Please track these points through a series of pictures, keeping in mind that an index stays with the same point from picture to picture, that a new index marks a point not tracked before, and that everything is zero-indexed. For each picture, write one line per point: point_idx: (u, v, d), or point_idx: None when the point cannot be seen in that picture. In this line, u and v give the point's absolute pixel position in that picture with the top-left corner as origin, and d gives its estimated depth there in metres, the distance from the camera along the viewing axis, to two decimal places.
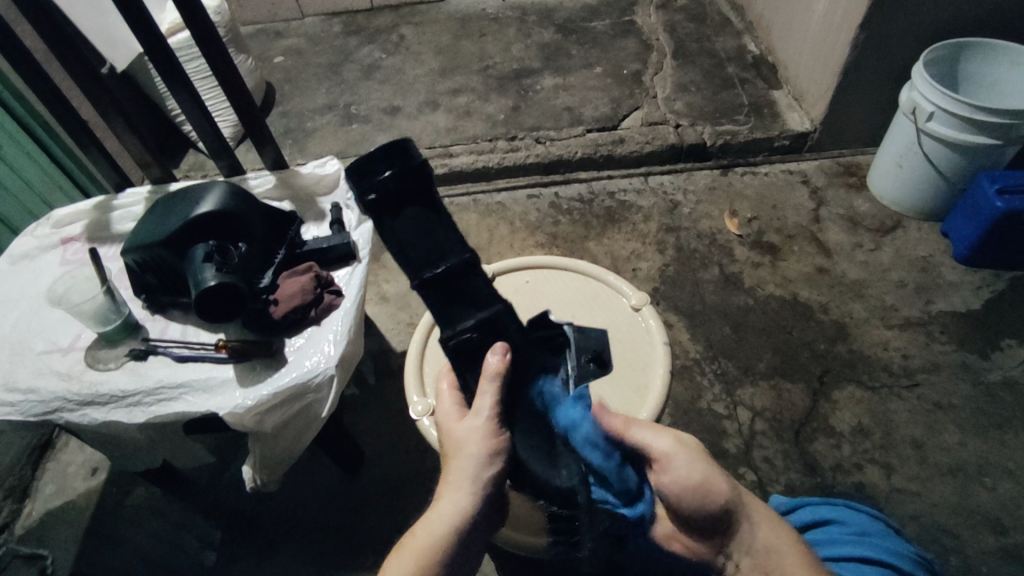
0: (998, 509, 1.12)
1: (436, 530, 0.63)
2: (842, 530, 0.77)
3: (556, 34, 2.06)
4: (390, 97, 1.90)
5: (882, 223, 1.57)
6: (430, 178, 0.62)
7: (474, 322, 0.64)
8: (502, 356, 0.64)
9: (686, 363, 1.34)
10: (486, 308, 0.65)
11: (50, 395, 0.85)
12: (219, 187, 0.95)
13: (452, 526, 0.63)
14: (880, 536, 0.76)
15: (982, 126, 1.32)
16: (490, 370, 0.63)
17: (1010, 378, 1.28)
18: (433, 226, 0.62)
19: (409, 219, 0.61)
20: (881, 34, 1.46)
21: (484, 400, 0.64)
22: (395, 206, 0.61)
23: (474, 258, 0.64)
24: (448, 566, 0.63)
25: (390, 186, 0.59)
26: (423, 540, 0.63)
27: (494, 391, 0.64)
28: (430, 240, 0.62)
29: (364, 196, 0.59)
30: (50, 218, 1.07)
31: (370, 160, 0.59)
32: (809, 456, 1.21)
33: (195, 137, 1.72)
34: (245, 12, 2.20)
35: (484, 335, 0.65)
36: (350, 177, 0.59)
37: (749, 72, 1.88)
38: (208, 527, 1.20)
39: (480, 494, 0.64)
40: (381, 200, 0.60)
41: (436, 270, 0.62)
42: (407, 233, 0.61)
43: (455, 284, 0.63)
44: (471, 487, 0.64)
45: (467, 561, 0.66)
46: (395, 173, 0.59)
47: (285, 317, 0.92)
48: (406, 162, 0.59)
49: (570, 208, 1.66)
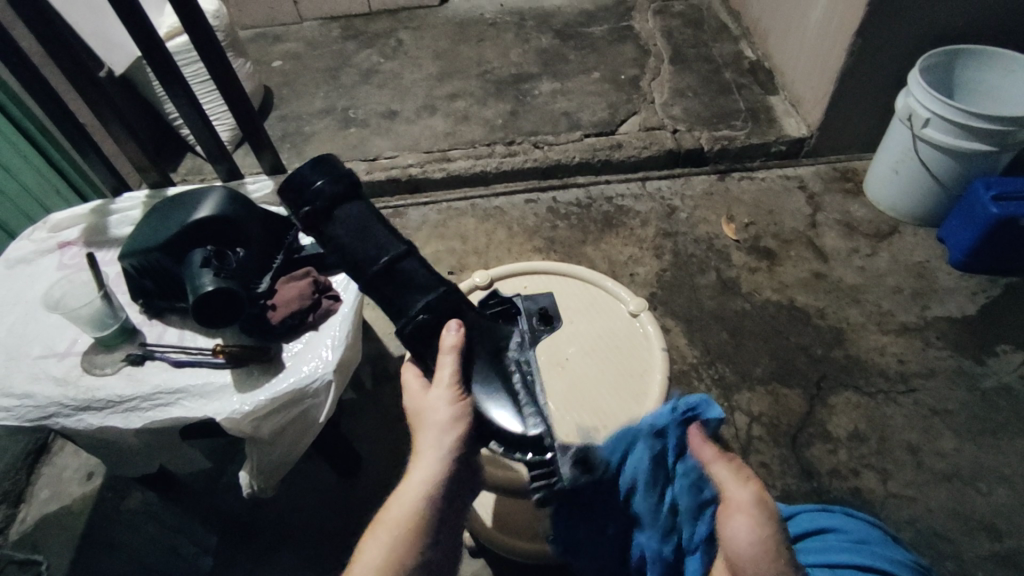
0: (994, 515, 1.12)
1: (412, 496, 0.64)
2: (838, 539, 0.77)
3: (554, 39, 2.07)
4: (388, 101, 1.90)
5: (878, 229, 1.58)
6: (355, 185, 0.75)
7: (422, 305, 0.71)
8: (458, 329, 0.70)
9: (684, 368, 1.34)
10: (431, 292, 0.72)
11: (46, 401, 0.85)
12: (217, 191, 0.95)
13: (426, 490, 0.64)
14: (875, 544, 0.76)
15: (978, 132, 1.33)
16: (450, 344, 0.70)
17: (1006, 384, 1.28)
18: (365, 226, 0.72)
19: (346, 223, 0.72)
20: (877, 41, 1.47)
21: (445, 370, 0.69)
22: (330, 211, 0.72)
23: (411, 249, 0.73)
24: (427, 531, 0.64)
25: (323, 197, 0.72)
26: (399, 508, 0.64)
27: (454, 361, 0.69)
28: (366, 239, 0.72)
29: (303, 208, 0.72)
30: (47, 222, 1.07)
31: (303, 178, 0.73)
32: (806, 461, 1.21)
33: (193, 141, 1.72)
34: (244, 16, 2.21)
35: (436, 316, 0.71)
36: (288, 200, 0.74)
37: (747, 78, 1.89)
38: (205, 532, 1.19)
39: (451, 452, 0.67)
40: (315, 210, 0.72)
41: (381, 262, 0.70)
42: (347, 234, 0.71)
43: (398, 276, 0.71)
44: (437, 450, 0.66)
45: (448, 528, 0.66)
46: (328, 187, 0.72)
47: (283, 323, 0.92)
48: (330, 177, 0.73)
49: (568, 213, 1.66)
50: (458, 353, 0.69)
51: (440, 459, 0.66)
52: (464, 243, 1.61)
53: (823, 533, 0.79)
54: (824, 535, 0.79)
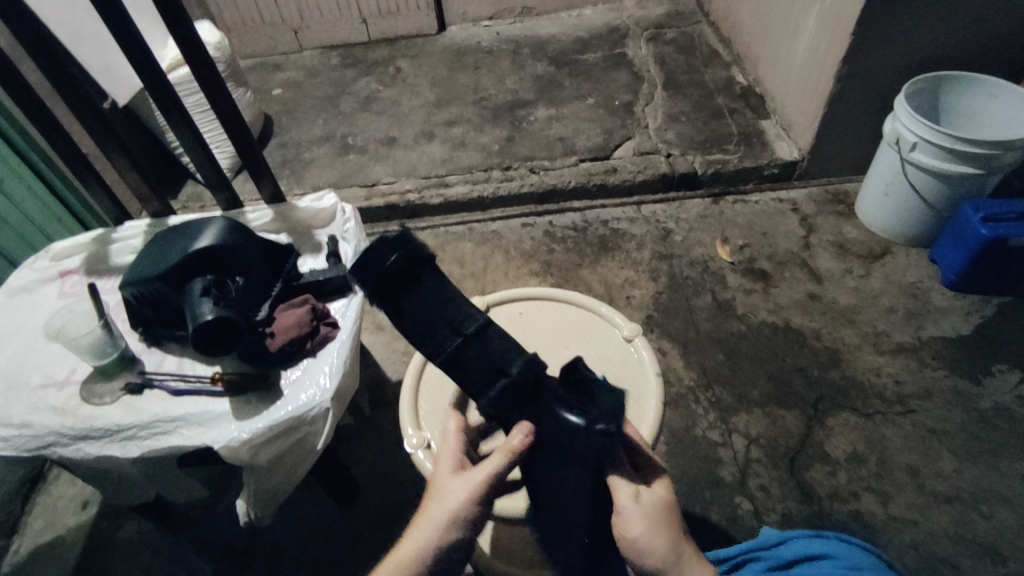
0: (995, 538, 1.12)
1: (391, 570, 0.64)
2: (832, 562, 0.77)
3: (549, 66, 2.11)
4: (387, 128, 1.93)
5: (871, 250, 1.60)
6: (428, 257, 0.65)
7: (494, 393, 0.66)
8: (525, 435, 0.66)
9: (681, 391, 1.35)
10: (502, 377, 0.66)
11: (44, 430, 0.85)
12: (217, 221, 0.96)
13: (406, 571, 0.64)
14: (866, 560, 0.76)
15: (965, 156, 1.35)
16: (511, 447, 0.66)
17: (1003, 404, 1.29)
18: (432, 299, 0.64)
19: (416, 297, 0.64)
20: (865, 67, 1.50)
21: (484, 468, 0.67)
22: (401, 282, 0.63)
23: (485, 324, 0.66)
24: None
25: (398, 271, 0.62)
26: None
27: (504, 462, 0.66)
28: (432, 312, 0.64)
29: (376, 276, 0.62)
30: (49, 251, 1.08)
31: (378, 249, 0.61)
32: (805, 484, 1.21)
33: (194, 169, 1.75)
34: (245, 46, 2.25)
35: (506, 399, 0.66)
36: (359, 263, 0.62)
37: (738, 103, 1.93)
38: (200, 561, 1.18)
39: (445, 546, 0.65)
40: (391, 275, 0.62)
41: (454, 340, 0.64)
42: (418, 313, 0.64)
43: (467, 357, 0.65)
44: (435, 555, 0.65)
45: None
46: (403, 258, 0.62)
47: (281, 350, 0.93)
48: (410, 246, 0.63)
49: (564, 236, 1.68)
50: (508, 458, 0.66)
51: (430, 564, 0.65)
52: (462, 266, 1.63)
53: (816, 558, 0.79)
54: (820, 561, 0.79)
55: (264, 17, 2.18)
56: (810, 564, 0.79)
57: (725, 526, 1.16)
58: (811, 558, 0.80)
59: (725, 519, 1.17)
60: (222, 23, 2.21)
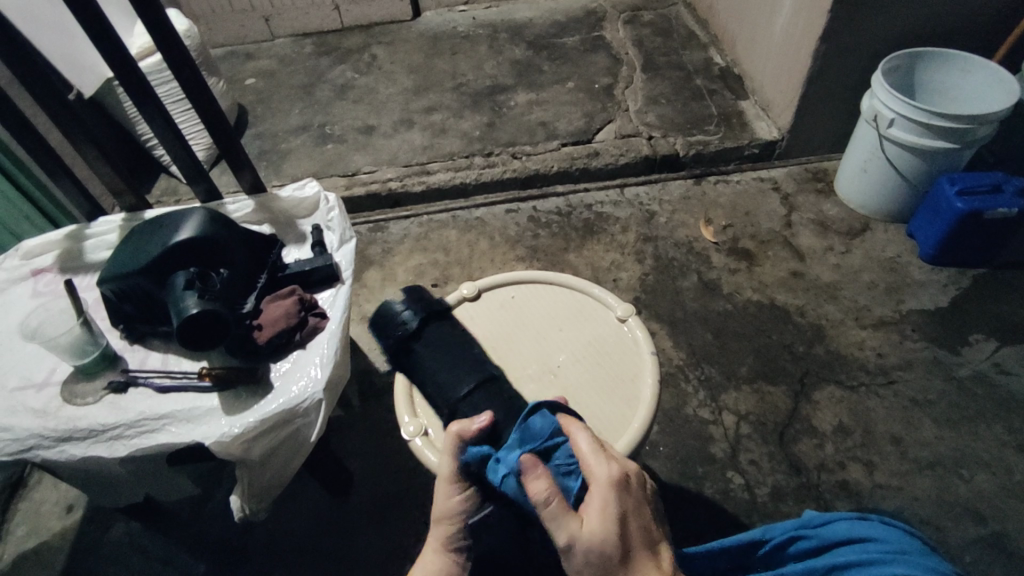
0: (976, 500, 1.16)
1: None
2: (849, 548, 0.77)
3: (527, 50, 2.09)
4: (365, 116, 1.90)
5: (851, 226, 1.62)
6: None
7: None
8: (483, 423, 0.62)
9: (671, 370, 1.36)
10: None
11: (26, 433, 0.82)
12: (197, 212, 0.93)
13: None
14: (923, 556, 0.72)
15: (941, 131, 1.38)
16: (464, 430, 0.62)
17: (980, 371, 1.32)
18: (452, 344, 0.70)
19: None
20: (841, 45, 1.51)
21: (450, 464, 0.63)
22: None
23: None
24: None
25: None
26: None
27: (454, 451, 0.62)
28: (453, 364, 0.68)
29: None
30: (19, 249, 1.04)
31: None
32: (794, 457, 1.23)
33: (168, 162, 1.70)
34: (215, 35, 2.19)
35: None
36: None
37: (717, 84, 1.93)
38: (191, 560, 1.16)
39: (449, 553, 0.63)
40: None
41: None
42: None
43: None
44: (439, 537, 0.62)
45: None
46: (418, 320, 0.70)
47: (270, 342, 0.91)
48: None
49: (548, 221, 1.68)
50: (456, 442, 0.62)
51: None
52: (447, 254, 1.61)
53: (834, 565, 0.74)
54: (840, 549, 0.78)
55: (233, 5, 2.12)
56: (836, 551, 0.78)
57: (718, 502, 1.18)
58: (839, 544, 0.78)
59: (718, 495, 1.19)
60: (190, 11, 2.14)
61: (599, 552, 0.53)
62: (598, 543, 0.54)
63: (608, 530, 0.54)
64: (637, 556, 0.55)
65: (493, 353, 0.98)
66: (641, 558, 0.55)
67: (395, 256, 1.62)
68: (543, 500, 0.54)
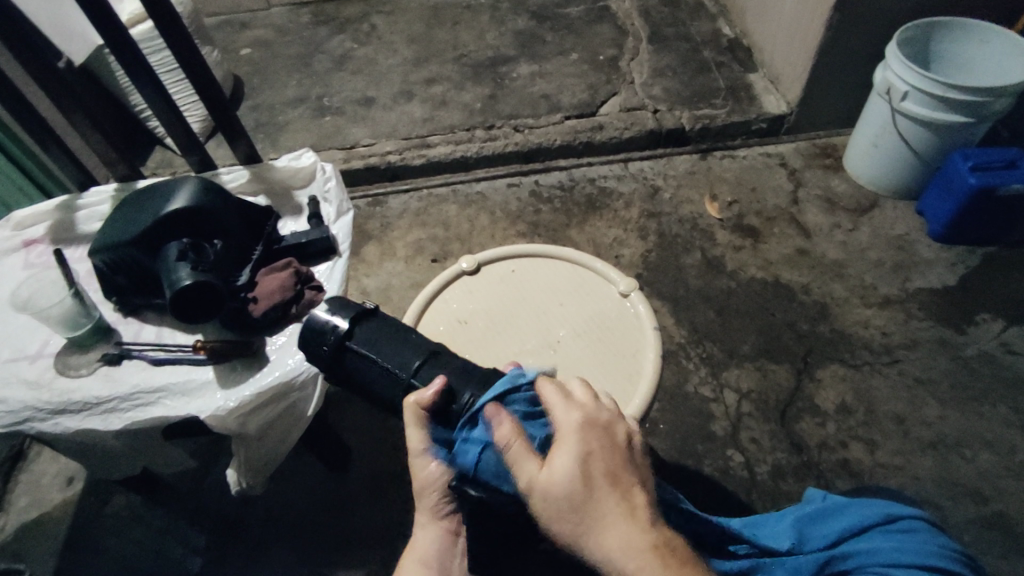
0: (978, 479, 1.15)
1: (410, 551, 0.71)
2: (806, 516, 0.77)
3: (530, 21, 2.03)
4: (364, 88, 1.86)
5: (859, 203, 1.59)
6: None
7: None
8: (437, 390, 0.63)
9: (672, 348, 1.35)
10: None
11: (18, 405, 0.81)
12: (190, 181, 0.90)
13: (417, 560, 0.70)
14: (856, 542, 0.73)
15: (956, 104, 1.34)
16: (424, 401, 0.62)
17: (986, 351, 1.31)
18: (390, 333, 0.71)
19: None
20: (855, 15, 1.46)
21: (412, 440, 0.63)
22: None
23: None
24: None
25: None
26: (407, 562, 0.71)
27: (419, 420, 0.62)
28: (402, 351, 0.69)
29: None
30: (9, 220, 1.02)
31: None
32: (795, 435, 1.22)
33: (163, 133, 1.67)
34: (209, 3, 2.13)
35: None
36: None
37: (725, 56, 1.88)
38: (192, 532, 1.17)
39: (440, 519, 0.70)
40: None
41: None
42: None
43: None
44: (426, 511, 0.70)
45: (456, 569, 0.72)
46: (351, 317, 0.71)
47: (266, 315, 0.89)
48: None
49: (551, 196, 1.65)
50: (417, 413, 0.62)
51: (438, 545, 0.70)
52: (447, 229, 1.59)
53: (800, 539, 0.74)
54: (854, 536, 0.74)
55: None
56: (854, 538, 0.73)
57: (718, 480, 1.17)
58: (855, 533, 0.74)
59: (718, 473, 1.18)
60: None
61: (561, 491, 0.51)
62: (561, 484, 0.51)
63: (572, 468, 0.51)
64: (604, 496, 0.51)
65: (493, 327, 0.96)
66: (608, 497, 0.51)
67: (394, 231, 1.60)
68: (506, 445, 0.55)
